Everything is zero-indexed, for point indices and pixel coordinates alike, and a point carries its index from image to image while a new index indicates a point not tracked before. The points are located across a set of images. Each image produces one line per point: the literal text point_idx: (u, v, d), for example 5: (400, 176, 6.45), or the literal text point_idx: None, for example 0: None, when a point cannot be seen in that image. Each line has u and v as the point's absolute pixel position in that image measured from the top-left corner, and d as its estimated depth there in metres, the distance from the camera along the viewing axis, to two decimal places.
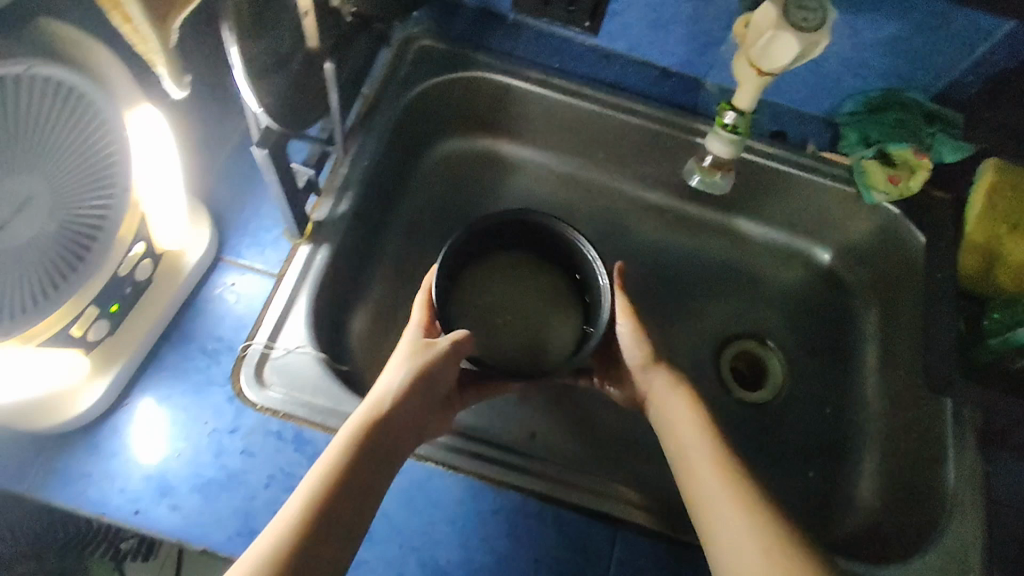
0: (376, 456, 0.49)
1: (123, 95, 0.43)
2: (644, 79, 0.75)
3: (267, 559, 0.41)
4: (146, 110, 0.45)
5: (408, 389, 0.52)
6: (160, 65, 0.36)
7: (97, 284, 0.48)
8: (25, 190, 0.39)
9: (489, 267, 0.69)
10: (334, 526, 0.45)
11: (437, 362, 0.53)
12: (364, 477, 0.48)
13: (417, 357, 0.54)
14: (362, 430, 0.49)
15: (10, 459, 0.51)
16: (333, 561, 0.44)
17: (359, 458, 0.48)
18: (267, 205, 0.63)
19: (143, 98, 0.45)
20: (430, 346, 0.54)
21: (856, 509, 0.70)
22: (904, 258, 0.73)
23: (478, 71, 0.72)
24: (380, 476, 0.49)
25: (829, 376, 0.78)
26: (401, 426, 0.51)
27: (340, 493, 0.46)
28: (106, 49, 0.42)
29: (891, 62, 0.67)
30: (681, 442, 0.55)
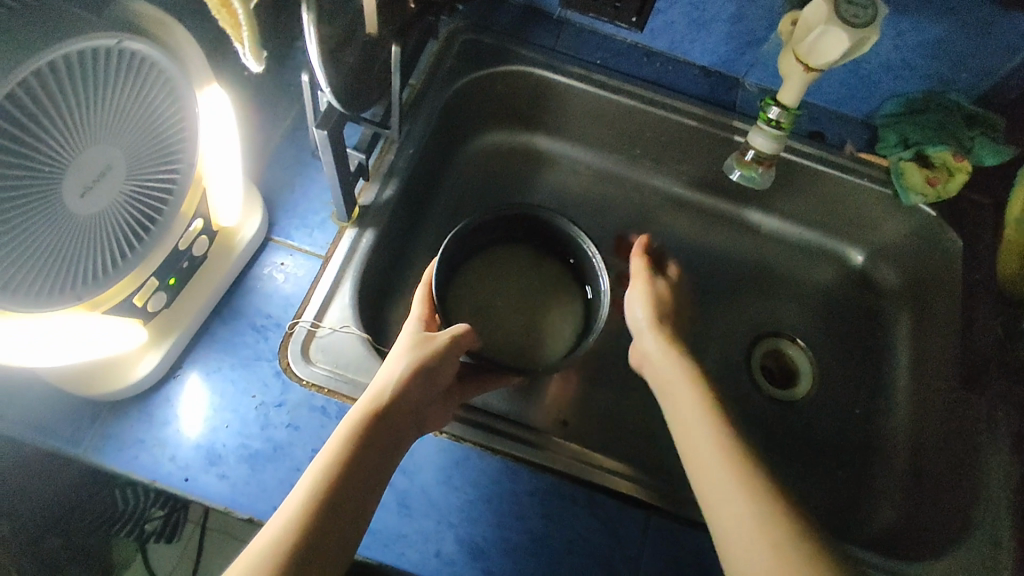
0: (379, 446, 0.47)
1: (197, 75, 0.45)
2: (684, 77, 0.76)
3: (276, 547, 0.40)
4: (215, 90, 0.47)
5: (411, 379, 0.50)
6: (244, 41, 0.38)
7: (159, 256, 0.50)
8: (104, 159, 0.40)
9: (488, 261, 0.69)
10: (344, 514, 0.43)
11: (438, 355, 0.52)
12: (369, 467, 0.46)
13: (418, 349, 0.52)
14: (364, 422, 0.48)
15: (68, 422, 0.53)
16: (343, 548, 0.42)
17: (362, 448, 0.46)
18: (316, 188, 0.65)
19: (213, 78, 0.47)
20: (430, 339, 0.53)
21: (885, 508, 0.70)
22: (937, 260, 0.74)
23: (520, 65, 0.74)
24: (383, 467, 0.47)
25: (860, 376, 0.79)
26: (404, 418, 0.50)
27: (346, 482, 0.44)
28: (185, 28, 0.44)
29: (933, 64, 0.68)
30: (691, 435, 0.54)
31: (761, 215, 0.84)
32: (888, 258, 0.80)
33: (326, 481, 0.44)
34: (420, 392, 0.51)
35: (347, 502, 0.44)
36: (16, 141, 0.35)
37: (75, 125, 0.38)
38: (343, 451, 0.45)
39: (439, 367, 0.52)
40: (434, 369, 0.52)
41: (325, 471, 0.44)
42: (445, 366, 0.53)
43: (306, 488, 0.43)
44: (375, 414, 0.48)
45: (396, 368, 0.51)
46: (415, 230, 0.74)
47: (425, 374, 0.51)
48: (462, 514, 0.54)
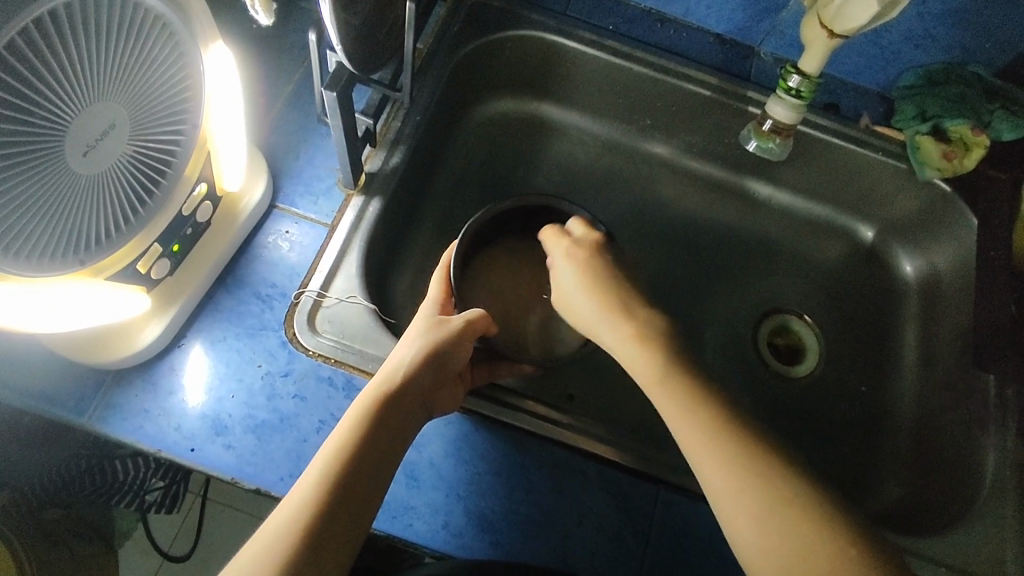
0: (392, 431, 0.46)
1: (203, 34, 0.44)
2: (698, 45, 0.74)
3: (289, 526, 0.39)
4: (221, 48, 0.46)
5: (424, 364, 0.49)
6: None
7: (160, 223, 0.48)
8: (108, 117, 0.39)
9: (494, 254, 0.67)
10: (358, 489, 0.42)
11: (453, 338, 0.51)
12: (382, 450, 0.45)
13: (432, 334, 0.51)
14: (378, 405, 0.47)
15: (71, 390, 0.52)
16: (360, 525, 0.42)
17: (374, 431, 0.45)
18: (321, 155, 0.63)
19: (218, 36, 0.45)
20: (444, 323, 0.52)
21: (891, 484, 0.70)
22: (954, 234, 0.73)
23: (530, 29, 0.72)
24: (396, 451, 0.46)
25: (867, 352, 0.78)
26: (417, 403, 0.49)
27: (358, 465, 0.43)
28: None
29: (955, 34, 0.66)
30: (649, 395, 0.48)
31: (772, 188, 0.82)
32: (900, 235, 0.79)
33: (339, 463, 0.43)
34: (435, 376, 0.50)
35: (361, 484, 0.43)
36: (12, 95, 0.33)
37: (75, 80, 0.36)
38: (357, 436, 0.45)
39: (454, 351, 0.51)
40: (448, 353, 0.51)
41: (335, 453, 0.43)
42: (459, 351, 0.52)
43: (318, 470, 0.42)
44: (387, 398, 0.47)
45: (409, 352, 0.50)
46: (420, 200, 0.73)
47: (439, 358, 0.50)
48: (472, 486, 0.54)
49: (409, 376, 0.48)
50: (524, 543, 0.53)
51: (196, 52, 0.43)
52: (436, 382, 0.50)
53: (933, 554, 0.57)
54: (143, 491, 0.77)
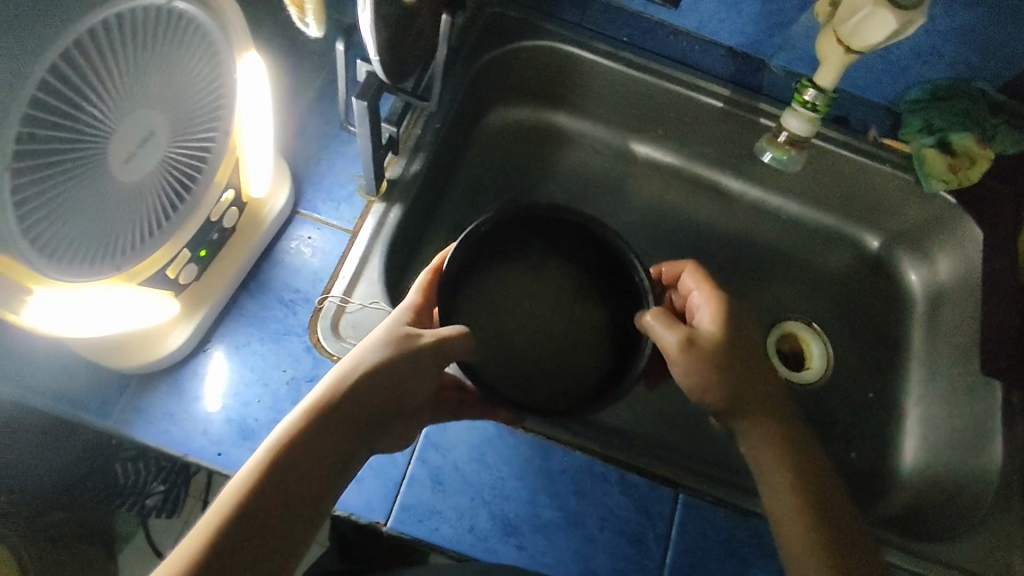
0: (330, 456, 0.42)
1: (238, 44, 0.44)
2: (710, 58, 0.76)
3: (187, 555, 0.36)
4: (253, 57, 0.46)
5: (376, 384, 0.44)
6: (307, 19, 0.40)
7: (189, 230, 0.49)
8: (149, 126, 0.39)
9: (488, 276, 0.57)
10: (269, 522, 0.38)
11: (417, 359, 0.45)
12: (315, 479, 0.41)
13: (396, 347, 0.45)
14: (315, 425, 0.42)
15: (97, 394, 0.52)
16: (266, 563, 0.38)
17: (310, 455, 0.41)
18: (342, 161, 0.63)
19: (252, 45, 0.46)
20: (411, 338, 0.46)
21: (900, 491, 0.72)
22: (960, 245, 0.75)
23: (546, 40, 0.73)
24: (331, 477, 0.42)
25: (872, 359, 0.80)
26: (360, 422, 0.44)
27: (285, 495, 0.39)
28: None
29: (962, 50, 0.68)
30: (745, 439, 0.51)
31: (780, 198, 0.84)
32: (906, 243, 0.81)
33: (256, 492, 0.38)
34: (387, 395, 0.45)
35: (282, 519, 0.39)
36: (60, 99, 0.33)
37: (117, 86, 0.36)
38: (288, 460, 0.40)
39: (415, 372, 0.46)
40: (405, 374, 0.45)
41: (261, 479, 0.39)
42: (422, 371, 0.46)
43: (231, 495, 0.38)
44: (330, 416, 0.42)
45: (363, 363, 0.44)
46: (436, 206, 0.73)
47: (396, 378, 0.45)
48: (495, 491, 0.54)
49: (358, 395, 0.44)
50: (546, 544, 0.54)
51: (232, 58, 0.44)
52: (384, 403, 0.45)
53: (943, 558, 0.58)
54: (144, 495, 0.74)
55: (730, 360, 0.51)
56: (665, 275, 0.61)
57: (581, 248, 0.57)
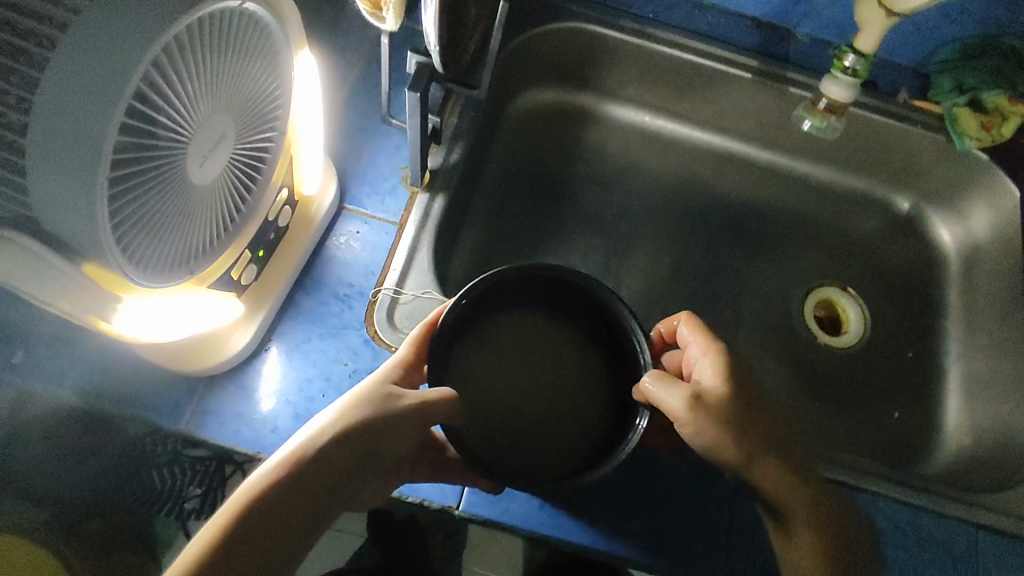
0: (304, 514, 0.41)
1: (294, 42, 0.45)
2: (735, 30, 0.76)
3: None
4: (307, 55, 0.46)
5: (357, 443, 0.44)
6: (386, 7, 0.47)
7: (249, 230, 0.49)
8: (219, 130, 0.39)
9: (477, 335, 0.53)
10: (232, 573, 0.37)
11: (401, 417, 0.45)
12: (286, 538, 0.40)
13: (378, 407, 0.45)
14: (290, 481, 0.41)
15: (166, 399, 0.53)
16: None
17: (285, 511, 0.40)
18: (383, 155, 0.64)
19: (305, 42, 0.46)
20: (395, 397, 0.46)
21: (946, 447, 0.73)
22: (994, 202, 0.75)
23: (572, 21, 0.73)
24: (303, 538, 0.41)
25: (909, 319, 0.81)
26: (336, 481, 0.43)
27: (253, 555, 0.38)
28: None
29: (991, 7, 0.68)
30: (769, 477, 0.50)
31: (809, 165, 0.84)
32: (937, 201, 0.82)
33: (223, 542, 0.38)
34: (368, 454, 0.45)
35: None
36: (143, 111, 0.33)
37: (194, 94, 0.36)
38: (259, 516, 0.39)
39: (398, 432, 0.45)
40: (386, 434, 0.45)
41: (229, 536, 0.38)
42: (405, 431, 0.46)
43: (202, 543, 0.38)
44: (304, 473, 0.42)
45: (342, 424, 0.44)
46: (472, 193, 0.74)
47: (378, 437, 0.45)
48: None
49: (338, 455, 0.43)
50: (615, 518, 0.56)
51: (290, 59, 0.44)
52: (363, 464, 0.45)
53: (996, 505, 0.62)
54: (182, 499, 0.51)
55: (739, 418, 0.49)
56: (665, 331, 0.60)
57: (574, 308, 0.55)
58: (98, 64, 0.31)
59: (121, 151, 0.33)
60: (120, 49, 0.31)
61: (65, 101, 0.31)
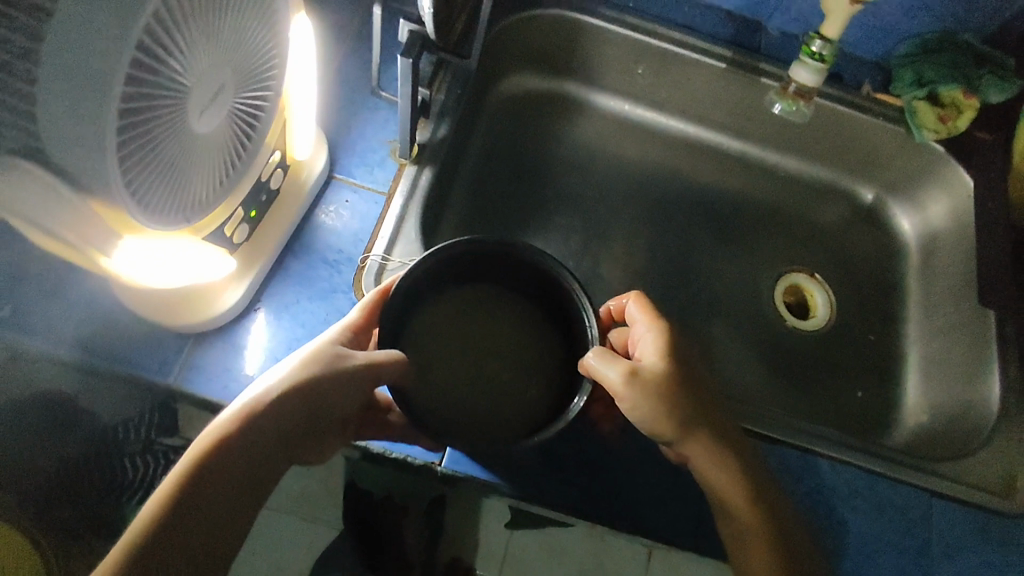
0: (252, 472, 0.43)
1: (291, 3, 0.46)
2: (711, 21, 0.79)
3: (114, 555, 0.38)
4: (302, 18, 0.48)
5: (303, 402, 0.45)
6: None
7: (243, 188, 0.51)
8: (218, 82, 0.41)
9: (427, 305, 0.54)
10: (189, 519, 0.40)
11: (347, 377, 0.46)
12: (237, 497, 0.42)
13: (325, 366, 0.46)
14: (238, 439, 0.43)
15: (156, 353, 0.54)
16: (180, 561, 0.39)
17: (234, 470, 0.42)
18: (372, 127, 0.65)
19: (301, 6, 0.48)
20: (344, 357, 0.47)
21: (905, 424, 0.76)
22: (950, 192, 0.80)
23: (556, 8, 0.76)
24: (252, 493, 0.43)
25: (871, 304, 0.84)
26: (283, 437, 0.45)
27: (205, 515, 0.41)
28: None
29: (948, 5, 0.73)
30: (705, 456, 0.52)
31: (779, 156, 0.88)
32: (898, 193, 0.86)
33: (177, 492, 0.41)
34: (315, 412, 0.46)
35: (199, 537, 0.40)
36: (146, 63, 0.35)
37: (199, 44, 0.37)
38: (209, 479, 0.41)
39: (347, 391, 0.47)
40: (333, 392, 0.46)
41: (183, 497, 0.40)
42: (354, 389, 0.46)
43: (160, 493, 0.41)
44: (250, 434, 0.43)
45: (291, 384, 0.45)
46: (455, 173, 0.76)
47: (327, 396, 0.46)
48: None
49: (283, 414, 0.45)
50: (592, 478, 0.58)
51: (287, 19, 0.46)
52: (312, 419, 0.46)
53: (957, 474, 0.63)
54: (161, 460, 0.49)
55: (675, 394, 0.51)
56: (614, 309, 0.61)
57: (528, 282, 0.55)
58: (108, 13, 0.32)
59: (124, 101, 0.34)
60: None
61: (79, 48, 0.31)
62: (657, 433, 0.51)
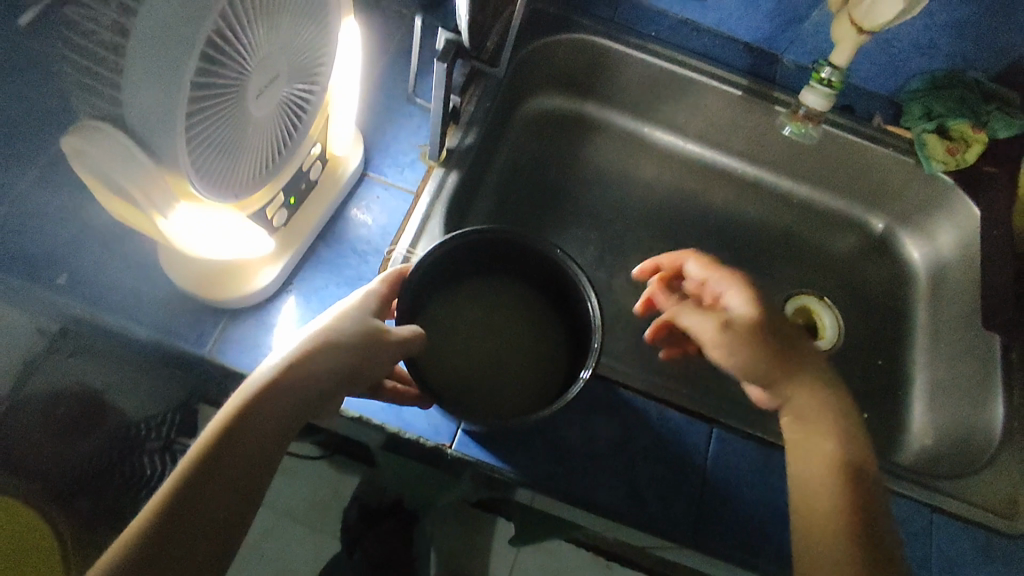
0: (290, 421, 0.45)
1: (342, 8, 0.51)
2: (728, 52, 0.84)
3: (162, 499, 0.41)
4: (351, 22, 0.53)
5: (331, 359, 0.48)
6: None
7: (286, 175, 0.55)
8: (273, 73, 0.45)
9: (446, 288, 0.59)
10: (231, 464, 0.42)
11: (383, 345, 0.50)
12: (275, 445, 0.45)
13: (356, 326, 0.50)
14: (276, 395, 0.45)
15: (195, 325, 0.58)
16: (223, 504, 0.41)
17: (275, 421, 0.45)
18: (406, 132, 0.70)
19: (350, 11, 0.53)
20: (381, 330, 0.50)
21: (910, 447, 0.77)
22: (958, 221, 0.82)
23: (582, 34, 0.81)
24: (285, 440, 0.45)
25: (880, 330, 0.86)
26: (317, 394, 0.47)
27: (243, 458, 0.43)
28: None
29: (956, 43, 0.76)
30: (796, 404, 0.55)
31: (793, 184, 0.91)
32: (908, 223, 0.89)
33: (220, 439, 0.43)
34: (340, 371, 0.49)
35: (230, 491, 0.42)
36: (215, 51, 0.39)
37: (259, 37, 0.42)
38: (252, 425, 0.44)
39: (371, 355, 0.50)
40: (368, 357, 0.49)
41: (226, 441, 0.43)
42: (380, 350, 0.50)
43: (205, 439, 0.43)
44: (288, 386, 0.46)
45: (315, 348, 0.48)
46: (480, 182, 0.80)
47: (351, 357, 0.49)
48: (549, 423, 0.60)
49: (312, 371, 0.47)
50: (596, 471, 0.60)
51: (337, 22, 0.51)
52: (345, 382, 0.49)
53: (958, 491, 0.65)
54: None
55: (765, 338, 0.55)
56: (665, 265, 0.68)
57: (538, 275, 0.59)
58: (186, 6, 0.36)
59: (194, 85, 0.39)
60: None
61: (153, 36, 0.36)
62: (755, 381, 0.56)
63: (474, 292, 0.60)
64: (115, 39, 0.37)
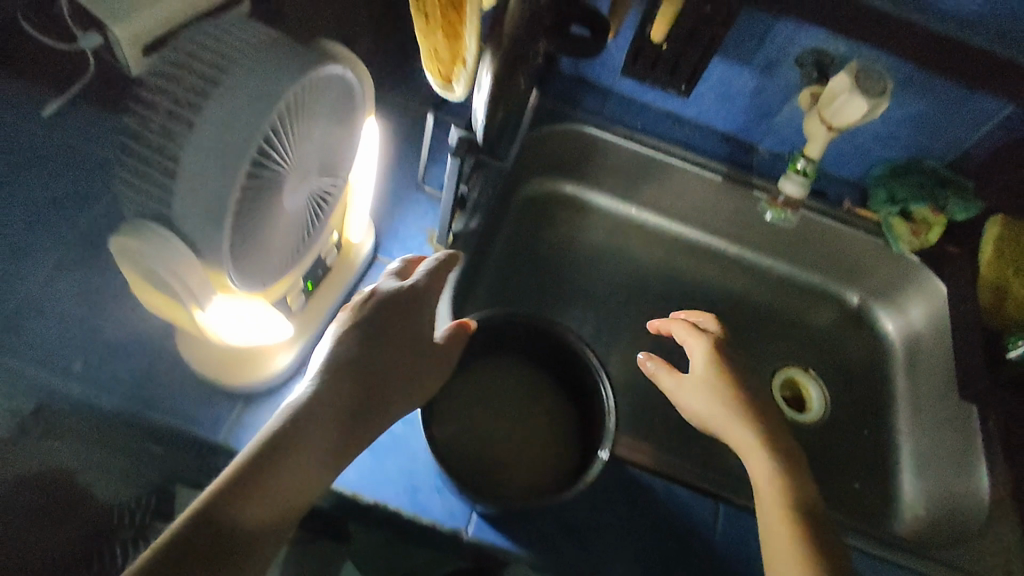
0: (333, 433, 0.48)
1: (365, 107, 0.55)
2: (708, 141, 0.91)
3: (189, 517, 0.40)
4: (372, 121, 0.57)
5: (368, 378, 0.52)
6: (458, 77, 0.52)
7: (305, 262, 0.57)
8: (304, 170, 0.49)
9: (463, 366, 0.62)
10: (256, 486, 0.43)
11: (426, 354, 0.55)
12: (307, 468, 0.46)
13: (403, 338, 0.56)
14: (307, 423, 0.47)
15: (210, 413, 0.59)
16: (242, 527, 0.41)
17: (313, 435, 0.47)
18: (413, 217, 0.74)
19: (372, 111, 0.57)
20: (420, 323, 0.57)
21: (902, 517, 0.80)
22: (926, 297, 0.88)
23: (574, 124, 0.87)
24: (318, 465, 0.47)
25: (864, 401, 0.90)
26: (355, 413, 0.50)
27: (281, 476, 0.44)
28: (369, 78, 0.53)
29: (912, 136, 0.83)
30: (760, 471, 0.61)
31: (772, 261, 0.97)
32: (882, 298, 0.94)
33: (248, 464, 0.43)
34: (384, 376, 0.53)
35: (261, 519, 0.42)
36: (259, 159, 0.42)
37: (295, 143, 0.45)
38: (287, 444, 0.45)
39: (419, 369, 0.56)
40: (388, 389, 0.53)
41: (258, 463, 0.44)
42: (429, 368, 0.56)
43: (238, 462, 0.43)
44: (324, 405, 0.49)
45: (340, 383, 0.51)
46: (481, 262, 0.84)
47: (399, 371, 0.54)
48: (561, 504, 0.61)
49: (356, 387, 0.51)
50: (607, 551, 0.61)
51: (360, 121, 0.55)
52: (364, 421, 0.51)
53: (953, 562, 0.67)
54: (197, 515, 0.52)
55: (741, 399, 0.63)
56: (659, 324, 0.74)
57: (549, 356, 0.62)
58: (235, 123, 0.39)
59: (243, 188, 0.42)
60: (251, 112, 0.40)
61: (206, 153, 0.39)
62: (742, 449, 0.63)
63: (489, 368, 0.63)
64: (168, 147, 0.41)
